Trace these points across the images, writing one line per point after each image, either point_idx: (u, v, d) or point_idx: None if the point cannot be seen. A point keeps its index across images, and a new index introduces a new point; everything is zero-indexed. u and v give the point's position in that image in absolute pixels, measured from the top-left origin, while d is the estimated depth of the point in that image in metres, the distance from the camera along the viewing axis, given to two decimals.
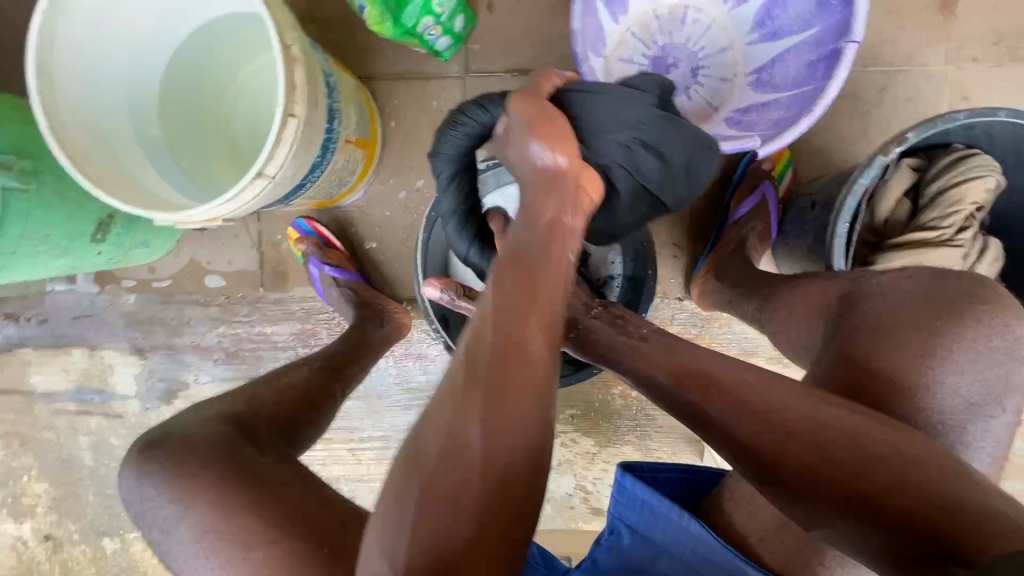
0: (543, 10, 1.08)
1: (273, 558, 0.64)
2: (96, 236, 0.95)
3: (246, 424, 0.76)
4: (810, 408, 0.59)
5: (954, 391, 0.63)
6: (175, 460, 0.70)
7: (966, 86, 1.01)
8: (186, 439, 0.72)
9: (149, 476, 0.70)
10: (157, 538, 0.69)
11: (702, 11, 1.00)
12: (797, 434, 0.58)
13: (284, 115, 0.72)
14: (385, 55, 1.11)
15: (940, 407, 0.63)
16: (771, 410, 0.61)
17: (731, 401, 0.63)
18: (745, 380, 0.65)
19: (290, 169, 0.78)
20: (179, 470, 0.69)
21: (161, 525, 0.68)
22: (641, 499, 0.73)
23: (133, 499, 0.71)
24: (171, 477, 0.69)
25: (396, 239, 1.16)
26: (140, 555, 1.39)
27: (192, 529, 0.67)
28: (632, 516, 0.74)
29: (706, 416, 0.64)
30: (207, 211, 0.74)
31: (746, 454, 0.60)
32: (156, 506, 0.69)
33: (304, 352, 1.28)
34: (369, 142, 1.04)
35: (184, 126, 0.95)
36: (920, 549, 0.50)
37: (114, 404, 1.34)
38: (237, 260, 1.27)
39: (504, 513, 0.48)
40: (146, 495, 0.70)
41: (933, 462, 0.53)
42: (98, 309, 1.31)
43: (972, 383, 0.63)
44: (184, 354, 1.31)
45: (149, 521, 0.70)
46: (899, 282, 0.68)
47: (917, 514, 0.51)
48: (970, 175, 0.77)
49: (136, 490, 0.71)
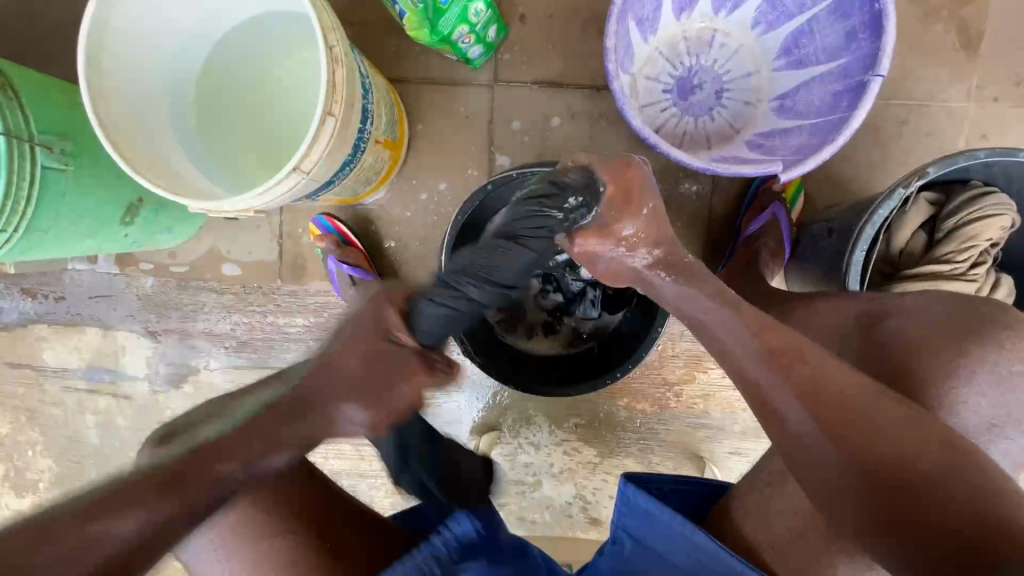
0: (575, 25, 1.10)
1: None
2: (125, 218, 0.97)
3: (260, 417, 0.77)
4: (880, 408, 0.62)
5: (976, 410, 0.68)
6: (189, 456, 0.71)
7: (985, 124, 1.03)
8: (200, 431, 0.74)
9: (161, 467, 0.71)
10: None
11: (730, 35, 1.03)
12: (861, 432, 0.60)
13: (323, 114, 0.73)
14: (416, 59, 1.13)
15: (961, 423, 0.69)
16: (843, 403, 0.62)
17: (807, 385, 0.64)
18: (828, 365, 0.66)
19: (324, 167, 0.80)
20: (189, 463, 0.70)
21: None
22: (644, 509, 0.74)
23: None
24: (181, 471, 0.70)
25: (416, 239, 1.18)
26: None
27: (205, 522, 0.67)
28: (636, 525, 0.75)
29: (770, 402, 0.66)
30: (240, 203, 0.76)
31: (800, 437, 0.63)
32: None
33: (315, 345, 1.30)
34: (396, 143, 1.06)
35: (222, 116, 0.97)
36: (943, 555, 0.52)
37: (123, 385, 1.36)
38: (257, 250, 1.29)
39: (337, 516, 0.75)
40: None
41: (982, 480, 0.56)
42: (116, 291, 1.33)
43: (994, 405, 0.68)
44: (196, 340, 1.33)
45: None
46: (927, 305, 0.72)
47: (951, 524, 0.53)
48: (986, 213, 0.78)
49: (151, 478, 0.73)
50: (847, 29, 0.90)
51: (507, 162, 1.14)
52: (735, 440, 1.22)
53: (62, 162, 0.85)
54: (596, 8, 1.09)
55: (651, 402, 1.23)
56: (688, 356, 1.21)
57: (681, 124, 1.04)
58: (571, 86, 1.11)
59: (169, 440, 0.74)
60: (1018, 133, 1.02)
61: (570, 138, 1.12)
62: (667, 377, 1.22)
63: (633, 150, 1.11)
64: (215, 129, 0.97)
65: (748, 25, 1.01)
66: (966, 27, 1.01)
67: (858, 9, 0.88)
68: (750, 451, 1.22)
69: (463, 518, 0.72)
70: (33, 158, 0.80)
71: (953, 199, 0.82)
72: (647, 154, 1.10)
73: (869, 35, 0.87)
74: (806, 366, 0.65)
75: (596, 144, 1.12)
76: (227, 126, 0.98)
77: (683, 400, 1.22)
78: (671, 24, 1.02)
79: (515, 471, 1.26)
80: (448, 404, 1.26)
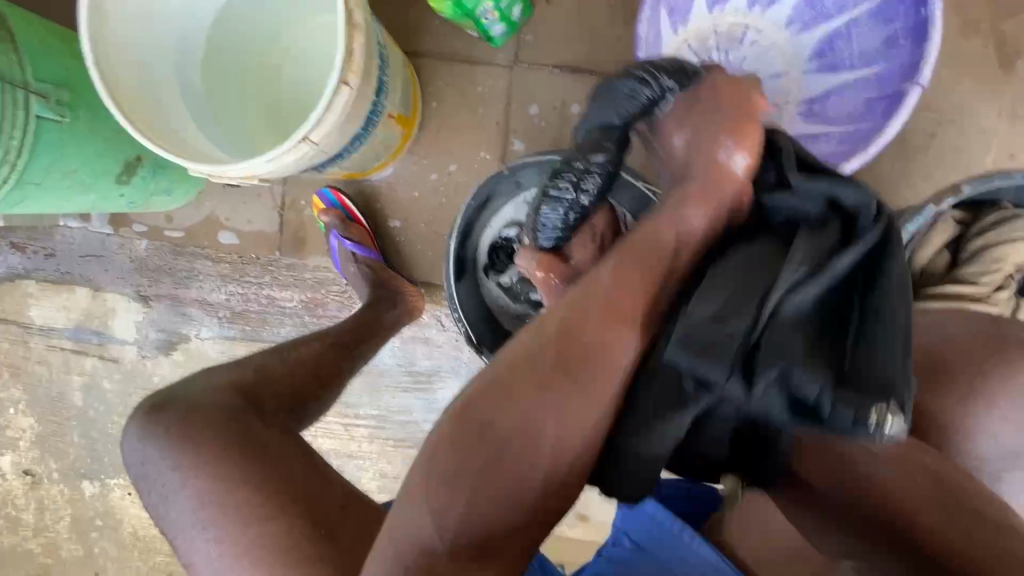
0: (602, 9, 1.06)
1: (267, 535, 0.60)
2: (122, 176, 0.93)
3: (254, 394, 0.74)
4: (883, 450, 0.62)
5: (995, 439, 0.67)
6: (180, 425, 0.67)
7: (1014, 145, 1.00)
8: (193, 403, 0.69)
9: (153, 438, 0.67)
10: (154, 501, 0.66)
11: (762, 33, 0.98)
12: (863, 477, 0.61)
13: (337, 83, 0.70)
14: (435, 34, 1.09)
15: (972, 451, 0.67)
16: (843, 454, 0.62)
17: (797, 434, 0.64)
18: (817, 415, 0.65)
19: (334, 138, 0.76)
20: (183, 436, 0.66)
21: (160, 490, 0.65)
22: (653, 516, 0.67)
23: (135, 461, 0.68)
24: (172, 443, 0.66)
25: (422, 220, 1.15)
26: (117, 503, 1.38)
27: (194, 495, 0.63)
28: (639, 533, 0.68)
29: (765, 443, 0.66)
30: (245, 169, 0.72)
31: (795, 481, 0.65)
32: (156, 471, 0.66)
33: (311, 321, 1.27)
34: (409, 120, 1.02)
35: (226, 79, 0.93)
36: None
37: (111, 348, 1.32)
38: (256, 220, 1.25)
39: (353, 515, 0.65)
40: (148, 458, 0.67)
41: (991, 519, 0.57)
42: (108, 251, 1.29)
43: (1016, 434, 0.67)
44: (189, 308, 1.29)
45: (149, 485, 0.66)
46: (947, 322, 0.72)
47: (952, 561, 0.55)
48: (1014, 236, 0.76)
49: (138, 450, 0.68)
50: (887, 35, 0.88)
51: (521, 148, 1.10)
52: None
53: (59, 114, 0.81)
54: None
55: None
56: None
57: None
58: (594, 74, 1.07)
59: (160, 410, 0.69)
60: None
61: None
62: None
63: None
64: (222, 92, 0.93)
65: (781, 25, 0.97)
66: (1004, 43, 0.98)
67: (902, 14, 0.86)
68: None
69: None
70: (27, 107, 0.76)
71: (980, 221, 0.80)
72: None
73: (910, 42, 0.86)
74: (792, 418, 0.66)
75: None
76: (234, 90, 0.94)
77: None
78: (703, 17, 0.99)
79: None
80: (443, 390, 1.24)
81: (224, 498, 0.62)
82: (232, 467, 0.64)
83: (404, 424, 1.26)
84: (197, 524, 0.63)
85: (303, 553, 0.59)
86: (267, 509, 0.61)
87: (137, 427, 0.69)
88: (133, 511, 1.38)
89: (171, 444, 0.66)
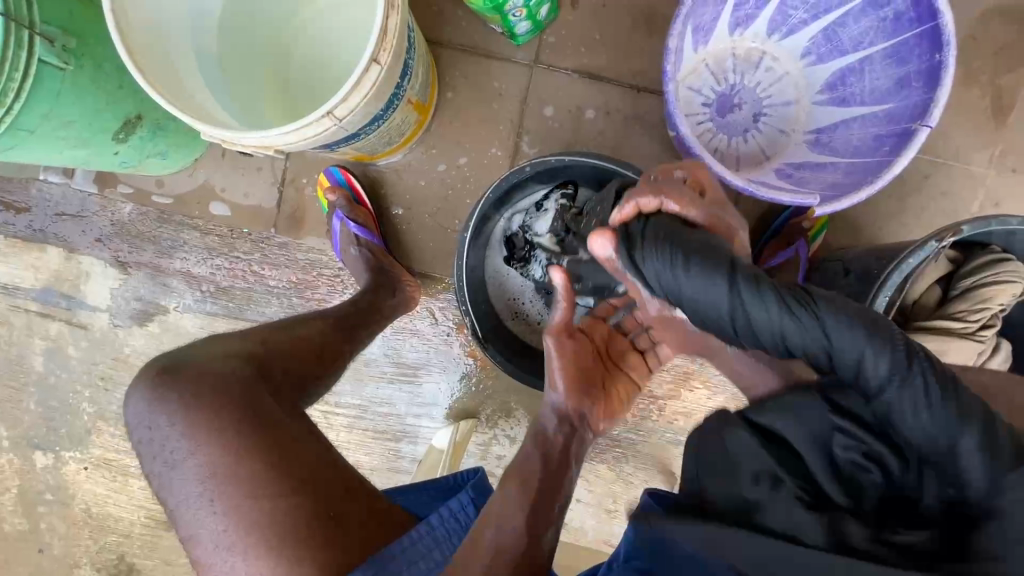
0: (626, 20, 1.07)
1: (278, 512, 0.58)
2: (119, 134, 0.89)
3: (261, 365, 0.71)
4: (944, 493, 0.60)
5: None
6: (194, 390, 0.63)
7: (999, 193, 1.05)
8: (204, 372, 0.65)
9: (163, 402, 0.63)
10: (158, 470, 0.62)
11: (777, 61, 1.02)
12: None
13: (369, 61, 0.68)
14: (458, 24, 1.08)
15: None
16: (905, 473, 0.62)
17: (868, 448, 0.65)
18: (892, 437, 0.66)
19: (356, 117, 0.74)
20: (194, 400, 0.62)
21: (166, 457, 0.61)
22: None
23: (140, 424, 0.63)
24: (185, 406, 0.62)
25: (425, 211, 1.13)
26: (71, 477, 1.30)
27: (198, 469, 0.60)
28: None
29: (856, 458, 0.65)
30: (261, 138, 0.70)
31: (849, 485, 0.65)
32: (163, 437, 0.62)
33: (299, 303, 1.23)
34: (425, 107, 1.00)
35: (242, 46, 0.91)
36: None
37: (81, 313, 1.26)
38: (252, 195, 1.21)
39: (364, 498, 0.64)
40: (155, 423, 0.62)
41: None
42: (88, 212, 1.23)
43: None
44: (170, 279, 1.24)
45: (155, 449, 0.62)
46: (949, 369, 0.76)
47: None
48: (1003, 279, 0.79)
49: (144, 415, 0.63)
50: (900, 75, 0.91)
51: (532, 149, 1.10)
52: None
53: (62, 60, 0.77)
54: (651, 7, 1.06)
55: (632, 412, 1.22)
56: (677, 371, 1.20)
57: (715, 140, 1.03)
58: (612, 82, 1.08)
59: (172, 373, 0.64)
60: None
61: (601, 134, 1.09)
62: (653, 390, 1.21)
63: (662, 157, 1.09)
64: (237, 60, 0.90)
65: (797, 54, 1.00)
66: (999, 96, 1.04)
67: (917, 56, 0.88)
68: None
69: (467, 503, 0.67)
70: (31, 49, 0.72)
71: (972, 260, 0.83)
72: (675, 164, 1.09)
73: (923, 84, 0.88)
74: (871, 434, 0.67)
75: (626, 145, 1.09)
76: (249, 60, 0.92)
77: (665, 416, 1.22)
78: (723, 38, 1.01)
79: (486, 462, 1.24)
80: (429, 384, 1.22)
81: (230, 472, 0.59)
82: (245, 439, 0.61)
83: (386, 415, 1.24)
84: (201, 496, 0.59)
85: (311, 535, 0.58)
86: (280, 486, 0.59)
87: (144, 390, 0.64)
88: (87, 487, 1.31)
89: (179, 414, 0.62)
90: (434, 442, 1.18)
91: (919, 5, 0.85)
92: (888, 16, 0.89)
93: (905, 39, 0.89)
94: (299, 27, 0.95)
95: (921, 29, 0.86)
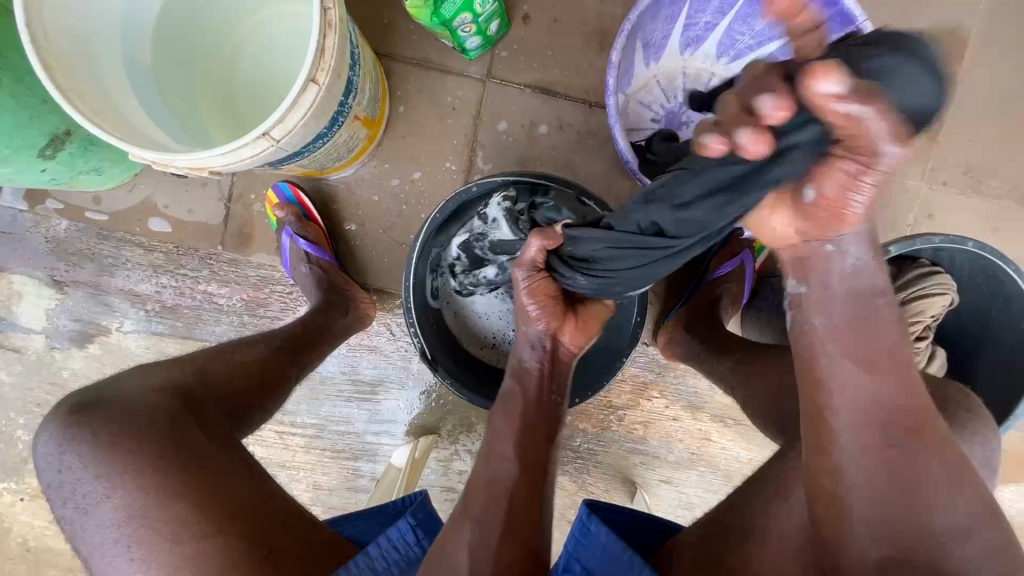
0: (578, 36, 1.08)
1: (204, 555, 0.55)
2: (45, 151, 0.85)
3: (199, 395, 0.67)
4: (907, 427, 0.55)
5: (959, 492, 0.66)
6: (118, 426, 0.59)
7: (933, 206, 1.10)
8: (136, 405, 0.61)
9: (77, 442, 0.58)
10: (71, 515, 0.59)
11: (725, 83, 1.03)
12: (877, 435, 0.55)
13: (306, 80, 0.66)
14: (410, 38, 1.07)
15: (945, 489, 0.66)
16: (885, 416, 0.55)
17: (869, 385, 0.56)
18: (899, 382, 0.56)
19: (296, 137, 0.72)
20: (116, 440, 0.58)
21: (83, 501, 0.58)
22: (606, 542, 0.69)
23: (51, 466, 0.60)
24: (106, 445, 0.58)
25: (380, 226, 1.11)
26: (5, 510, 1.23)
27: (121, 511, 0.56)
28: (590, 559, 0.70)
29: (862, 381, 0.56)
30: (194, 159, 0.67)
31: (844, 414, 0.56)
32: (81, 480, 0.58)
33: (250, 320, 1.19)
34: (375, 123, 0.99)
35: (179, 60, 0.88)
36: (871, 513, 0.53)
37: (13, 336, 1.19)
38: (199, 210, 1.17)
39: (301, 539, 0.60)
40: (74, 464, 0.58)
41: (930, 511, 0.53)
42: (19, 229, 1.17)
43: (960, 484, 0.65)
44: (111, 298, 1.18)
45: (66, 494, 0.59)
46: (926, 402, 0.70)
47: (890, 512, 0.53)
48: (929, 294, 0.82)
49: (54, 456, 0.59)
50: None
51: (487, 163, 1.10)
52: (667, 469, 1.23)
53: None
54: (602, 24, 1.08)
55: (593, 423, 1.23)
56: (635, 381, 1.21)
57: None
58: (564, 97, 1.09)
59: (89, 410, 0.60)
60: (960, 217, 1.10)
61: (555, 148, 1.09)
62: (612, 401, 1.22)
63: (615, 171, 1.10)
64: (175, 74, 0.87)
65: None
66: None
67: None
68: (680, 482, 1.24)
69: (407, 531, 0.65)
70: None
71: (904, 274, 0.85)
72: (627, 178, 1.10)
73: None
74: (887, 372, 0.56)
75: (579, 160, 1.10)
76: (189, 73, 0.89)
77: (625, 427, 1.23)
78: (675, 57, 1.03)
79: (447, 479, 1.22)
80: (387, 401, 1.20)
81: (154, 516, 0.56)
82: (174, 474, 0.58)
83: (343, 434, 1.21)
84: (125, 542, 0.56)
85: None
86: (207, 525, 0.56)
87: (58, 429, 0.60)
88: (24, 520, 1.23)
89: (99, 454, 0.58)
90: (392, 460, 1.16)
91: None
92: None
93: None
94: (241, 39, 0.92)
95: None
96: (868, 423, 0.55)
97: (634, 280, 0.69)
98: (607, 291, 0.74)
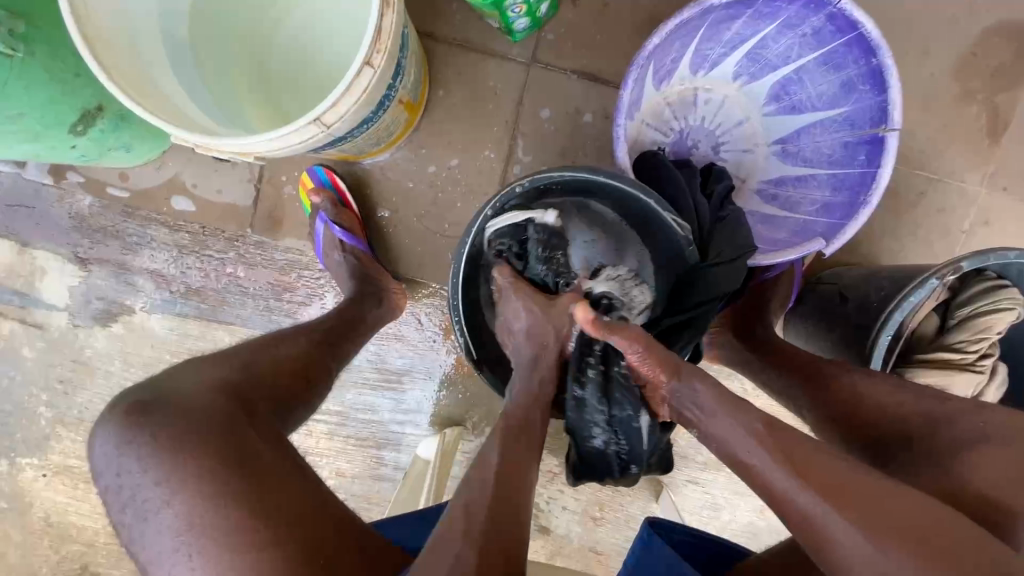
0: (629, 21, 1.02)
1: (259, 566, 0.53)
2: (77, 127, 0.81)
3: (244, 395, 0.65)
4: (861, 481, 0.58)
5: None
6: (174, 428, 0.57)
7: (990, 212, 1.05)
8: (185, 405, 0.59)
9: (133, 444, 0.56)
10: (127, 521, 0.56)
11: (713, 90, 0.99)
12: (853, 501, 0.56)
13: (362, 63, 0.62)
14: (452, 19, 1.02)
15: None
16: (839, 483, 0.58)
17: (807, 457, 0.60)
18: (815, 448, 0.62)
19: (346, 123, 0.69)
20: (168, 444, 0.56)
21: (136, 507, 0.56)
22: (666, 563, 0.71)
23: (107, 468, 0.57)
24: (156, 451, 0.56)
25: (413, 213, 1.08)
26: (29, 486, 1.22)
27: (176, 518, 0.54)
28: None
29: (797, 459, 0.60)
30: (239, 145, 0.63)
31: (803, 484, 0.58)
32: (134, 486, 0.56)
33: (276, 305, 1.16)
34: (415, 106, 0.94)
35: (215, 34, 0.83)
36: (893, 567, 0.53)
37: (36, 312, 1.17)
38: (227, 191, 1.13)
39: (353, 544, 0.58)
40: (124, 466, 0.56)
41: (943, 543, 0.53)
42: (43, 203, 1.13)
43: None
44: (135, 277, 1.16)
45: (124, 500, 0.56)
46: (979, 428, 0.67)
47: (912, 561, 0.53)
48: (997, 309, 0.79)
49: (113, 458, 0.57)
50: (843, 79, 0.89)
51: (527, 152, 1.05)
52: (694, 470, 1.21)
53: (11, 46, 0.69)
54: (655, 8, 1.02)
55: None
56: None
57: None
58: (612, 85, 1.04)
59: (145, 411, 0.58)
60: (1019, 226, 1.05)
61: (600, 139, 1.05)
62: None
63: None
64: (211, 48, 0.83)
65: (729, 77, 0.98)
66: (996, 114, 1.04)
67: (850, 61, 0.87)
68: (707, 483, 1.22)
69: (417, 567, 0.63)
70: None
71: (967, 287, 0.82)
72: None
73: (869, 87, 0.86)
74: (800, 451, 0.61)
75: None
76: (225, 48, 0.85)
77: None
78: (653, 95, 0.95)
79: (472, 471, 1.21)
80: (413, 391, 1.18)
81: (212, 524, 0.54)
82: (223, 480, 0.55)
83: (368, 422, 1.19)
84: (180, 551, 0.54)
85: None
86: (261, 536, 0.54)
87: (114, 430, 0.57)
88: (46, 496, 1.22)
89: (155, 456, 0.56)
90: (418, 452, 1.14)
91: (835, 19, 0.84)
92: (807, 31, 0.89)
93: (834, 48, 0.88)
94: (279, 13, 0.87)
95: (845, 38, 0.85)
96: (875, 527, 0.55)
97: (602, 472, 0.81)
98: (602, 471, 0.81)
